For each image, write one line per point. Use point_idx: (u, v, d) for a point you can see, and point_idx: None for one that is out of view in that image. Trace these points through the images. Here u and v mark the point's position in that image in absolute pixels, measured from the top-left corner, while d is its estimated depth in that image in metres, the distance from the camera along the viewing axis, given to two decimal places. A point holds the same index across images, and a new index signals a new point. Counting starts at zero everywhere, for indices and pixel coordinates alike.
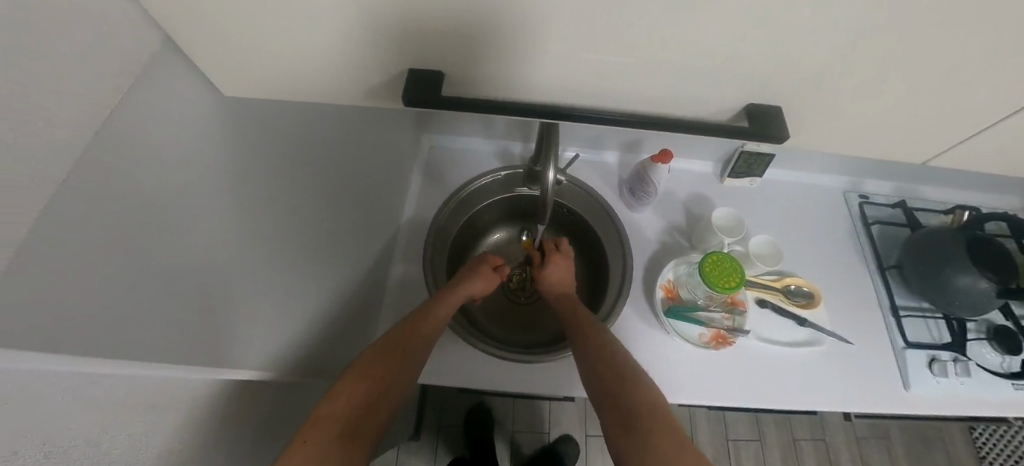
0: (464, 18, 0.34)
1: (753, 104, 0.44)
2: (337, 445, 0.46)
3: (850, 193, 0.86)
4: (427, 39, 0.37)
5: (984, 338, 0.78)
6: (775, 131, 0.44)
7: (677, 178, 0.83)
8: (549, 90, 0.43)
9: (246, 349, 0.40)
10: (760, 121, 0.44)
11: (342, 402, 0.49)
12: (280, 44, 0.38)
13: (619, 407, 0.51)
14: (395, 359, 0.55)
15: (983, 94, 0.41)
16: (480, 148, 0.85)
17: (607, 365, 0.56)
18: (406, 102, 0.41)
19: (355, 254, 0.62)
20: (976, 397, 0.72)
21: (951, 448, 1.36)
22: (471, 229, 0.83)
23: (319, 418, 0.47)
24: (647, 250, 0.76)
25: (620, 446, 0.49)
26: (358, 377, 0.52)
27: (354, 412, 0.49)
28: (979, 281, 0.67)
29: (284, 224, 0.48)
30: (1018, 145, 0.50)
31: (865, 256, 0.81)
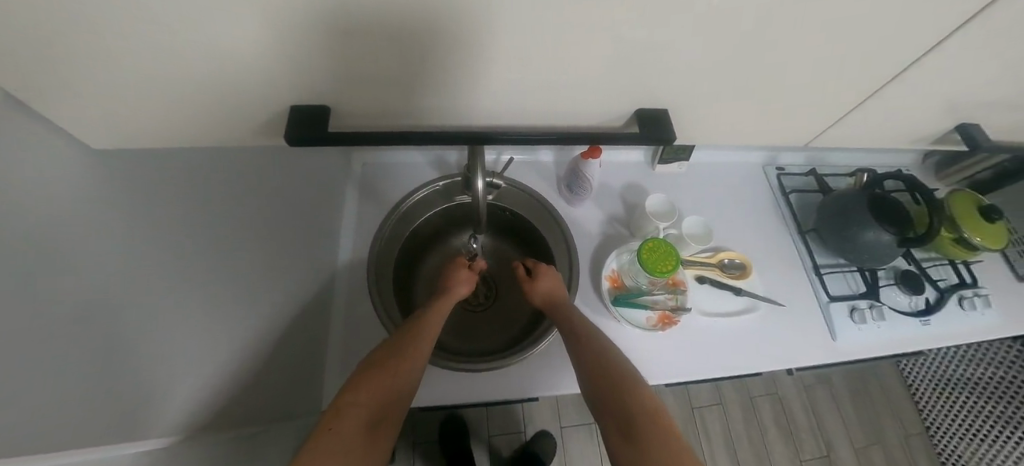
0: (353, 56, 0.33)
1: (643, 109, 0.46)
2: (362, 438, 0.46)
3: (768, 167, 0.93)
4: (318, 75, 0.35)
5: (892, 283, 0.87)
6: (664, 134, 0.46)
7: (612, 170, 0.85)
8: (452, 111, 0.43)
9: (156, 411, 0.37)
10: (650, 130, 0.46)
11: (364, 395, 0.50)
12: (155, 92, 0.34)
13: (616, 407, 0.53)
14: (401, 365, 0.55)
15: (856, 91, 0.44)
16: (414, 160, 0.83)
17: (598, 354, 0.59)
18: (291, 142, 0.39)
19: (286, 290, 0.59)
20: (891, 336, 0.81)
21: (883, 381, 1.52)
22: (416, 244, 0.81)
23: (339, 409, 0.47)
24: (591, 244, 0.78)
25: (617, 449, 0.50)
26: (380, 371, 0.53)
27: (375, 411, 0.49)
28: (881, 235, 0.76)
29: (197, 277, 0.44)
30: (889, 119, 0.56)
31: (787, 222, 0.88)
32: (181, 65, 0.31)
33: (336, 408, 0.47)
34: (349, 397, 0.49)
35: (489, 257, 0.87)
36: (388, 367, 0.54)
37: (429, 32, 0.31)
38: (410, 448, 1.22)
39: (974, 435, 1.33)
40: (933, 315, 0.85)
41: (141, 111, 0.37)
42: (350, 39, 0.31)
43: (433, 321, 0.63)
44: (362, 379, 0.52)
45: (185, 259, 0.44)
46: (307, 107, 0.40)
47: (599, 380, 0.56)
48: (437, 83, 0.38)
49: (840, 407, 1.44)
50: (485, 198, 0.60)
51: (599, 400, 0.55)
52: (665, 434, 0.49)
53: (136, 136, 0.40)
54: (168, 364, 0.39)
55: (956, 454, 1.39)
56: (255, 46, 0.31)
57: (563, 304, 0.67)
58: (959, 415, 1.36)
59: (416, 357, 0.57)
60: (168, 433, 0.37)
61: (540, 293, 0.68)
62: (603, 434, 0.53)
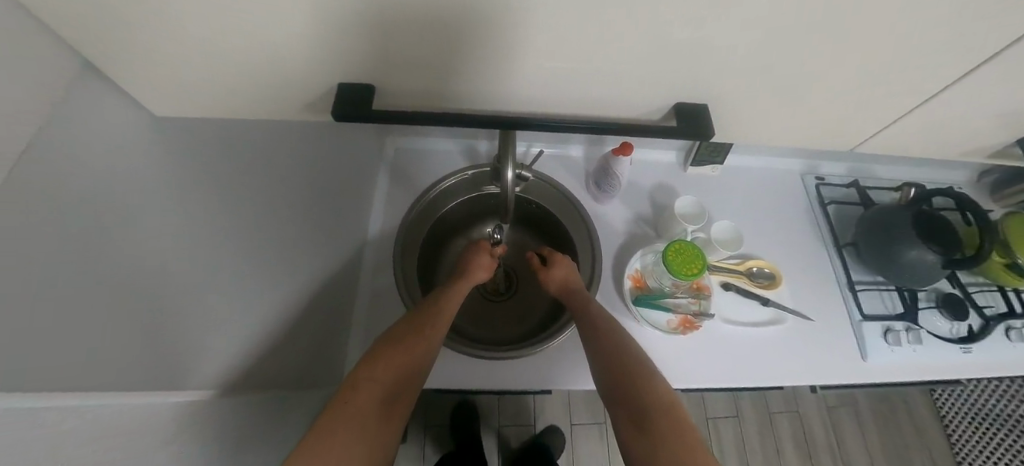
0: (405, 40, 0.34)
1: (683, 103, 0.45)
2: (375, 410, 0.48)
3: (807, 175, 0.89)
4: (369, 58, 0.37)
5: (933, 305, 0.83)
6: (703, 130, 0.46)
7: (641, 169, 0.84)
8: (496, 96, 0.44)
9: (201, 366, 0.40)
10: (688, 122, 0.46)
11: (379, 370, 0.51)
12: (219, 67, 0.37)
13: (631, 401, 0.52)
14: (415, 343, 0.56)
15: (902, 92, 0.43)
16: (445, 148, 0.84)
17: (615, 348, 0.58)
18: (337, 117, 0.41)
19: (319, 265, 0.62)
20: (927, 361, 0.77)
21: (914, 410, 1.44)
22: (441, 230, 0.83)
23: (356, 383, 0.49)
24: (615, 242, 0.77)
25: (630, 441, 0.50)
26: (396, 347, 0.54)
27: (390, 386, 0.51)
28: (926, 254, 0.72)
29: (243, 244, 0.47)
30: (947, 128, 0.53)
31: (823, 234, 0.84)
32: (246, 41, 0.33)
33: (354, 381, 0.49)
34: (366, 372, 0.50)
35: (511, 249, 0.88)
36: (405, 344, 0.55)
37: (482, 18, 0.31)
38: (421, 430, 1.25)
39: None
40: (976, 343, 0.80)
41: (205, 85, 0.39)
42: (406, 24, 0.32)
43: (450, 302, 0.65)
44: (378, 355, 0.53)
45: (232, 226, 0.46)
46: (356, 85, 0.41)
47: (615, 373, 0.56)
48: (484, 66, 0.38)
49: (864, 431, 1.38)
50: (514, 188, 0.61)
51: (614, 393, 0.55)
52: (679, 431, 0.48)
53: (197, 108, 0.43)
54: (213, 324, 0.42)
55: None
56: (314, 26, 0.32)
57: (580, 294, 0.67)
58: (995, 453, 1.28)
59: (431, 337, 0.59)
60: (210, 388, 0.40)
61: (555, 281, 0.69)
62: (616, 426, 0.53)
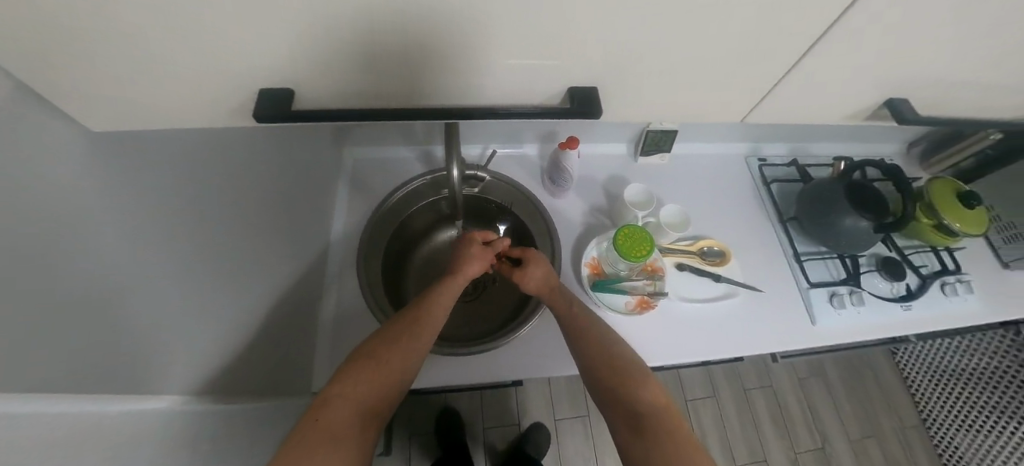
0: (361, 38, 0.32)
1: (575, 86, 0.41)
2: (348, 430, 0.46)
3: (750, 157, 0.95)
4: (323, 63, 0.35)
5: (874, 269, 0.88)
6: (590, 108, 0.41)
7: (594, 162, 0.88)
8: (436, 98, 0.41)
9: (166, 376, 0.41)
10: (580, 100, 0.41)
11: (351, 389, 0.50)
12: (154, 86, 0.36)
13: (623, 405, 0.54)
14: (389, 357, 0.54)
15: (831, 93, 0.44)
16: (403, 155, 0.87)
17: (603, 351, 0.60)
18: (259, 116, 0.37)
19: (285, 277, 0.63)
20: (872, 321, 0.83)
21: (879, 372, 1.53)
22: (405, 236, 0.84)
23: (330, 399, 0.48)
24: (573, 232, 0.80)
25: (627, 445, 0.53)
26: (369, 364, 0.52)
27: (364, 403, 0.49)
28: (859, 221, 0.77)
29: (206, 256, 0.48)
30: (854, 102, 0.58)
31: (768, 211, 0.89)
32: None
33: (323, 399, 0.48)
34: (340, 388, 0.50)
35: None
36: (376, 360, 0.53)
37: (431, 4, 0.28)
38: (406, 439, 1.24)
39: (972, 427, 1.33)
40: (915, 300, 0.86)
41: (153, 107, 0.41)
42: (355, 20, 0.30)
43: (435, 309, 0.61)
44: (352, 370, 0.52)
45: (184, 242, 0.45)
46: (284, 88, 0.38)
47: (605, 376, 0.57)
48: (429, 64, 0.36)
49: (835, 399, 1.45)
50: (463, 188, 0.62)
51: (606, 396, 0.57)
52: (672, 433, 0.51)
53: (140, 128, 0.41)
54: (186, 337, 0.43)
55: (954, 446, 1.39)
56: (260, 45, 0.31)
57: (558, 292, 0.67)
58: (954, 406, 1.37)
59: (409, 347, 0.56)
60: (178, 393, 0.41)
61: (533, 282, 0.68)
62: (613, 429, 0.55)
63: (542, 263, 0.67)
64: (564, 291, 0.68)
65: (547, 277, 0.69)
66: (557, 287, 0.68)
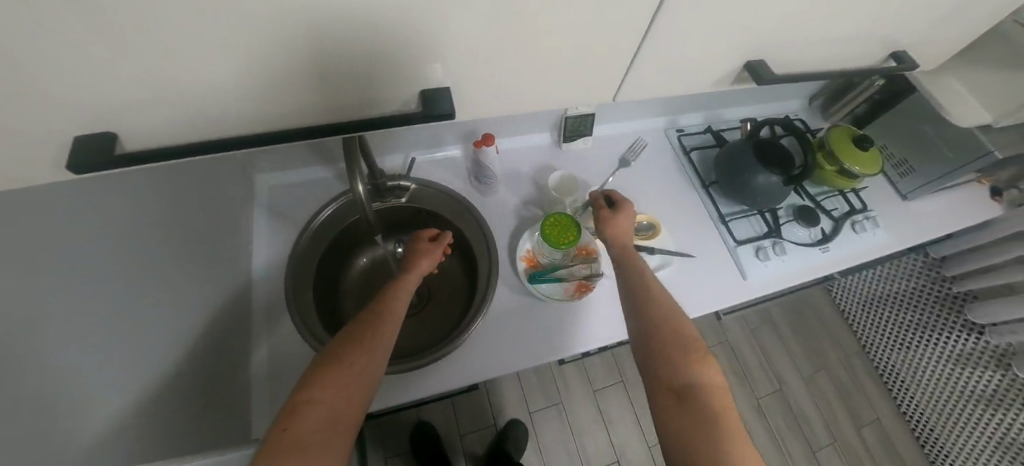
0: (306, 45, 0.27)
1: (428, 87, 0.35)
2: (320, 439, 0.44)
3: (669, 129, 0.99)
4: (259, 78, 0.28)
5: (792, 219, 0.95)
6: (444, 109, 0.35)
7: (519, 155, 0.88)
8: (298, 114, 0.34)
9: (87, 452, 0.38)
10: (431, 103, 0.35)
11: (323, 395, 0.46)
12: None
13: (673, 372, 0.50)
14: (359, 355, 0.50)
15: (707, 58, 0.45)
16: (322, 176, 0.83)
17: (661, 309, 0.56)
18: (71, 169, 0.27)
19: (207, 324, 0.58)
20: (796, 268, 0.89)
21: (821, 310, 1.66)
22: (336, 258, 0.81)
23: (296, 406, 0.45)
24: (507, 228, 0.80)
25: (667, 414, 0.48)
26: (336, 367, 0.48)
27: (337, 409, 0.46)
28: (770, 177, 0.83)
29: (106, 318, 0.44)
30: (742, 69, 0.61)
31: (691, 179, 0.93)
32: None
33: (292, 408, 0.45)
34: (307, 393, 0.46)
35: None
36: (342, 359, 0.49)
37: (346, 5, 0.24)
38: (382, 463, 1.21)
39: (903, 344, 1.47)
40: (830, 242, 0.93)
41: None
42: (319, 25, 0.25)
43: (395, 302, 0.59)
44: (317, 375, 0.48)
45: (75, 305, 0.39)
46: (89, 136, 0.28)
47: (657, 336, 0.53)
48: (314, 73, 0.30)
49: (786, 342, 1.56)
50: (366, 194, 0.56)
51: (650, 358, 0.52)
52: (721, 412, 0.46)
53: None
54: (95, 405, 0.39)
55: (890, 365, 1.54)
56: (208, 71, 0.26)
57: (629, 248, 0.66)
58: (884, 329, 1.51)
59: (376, 344, 0.52)
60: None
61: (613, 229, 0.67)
62: (651, 395, 0.51)
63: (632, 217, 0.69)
64: (633, 251, 0.67)
65: (622, 233, 0.69)
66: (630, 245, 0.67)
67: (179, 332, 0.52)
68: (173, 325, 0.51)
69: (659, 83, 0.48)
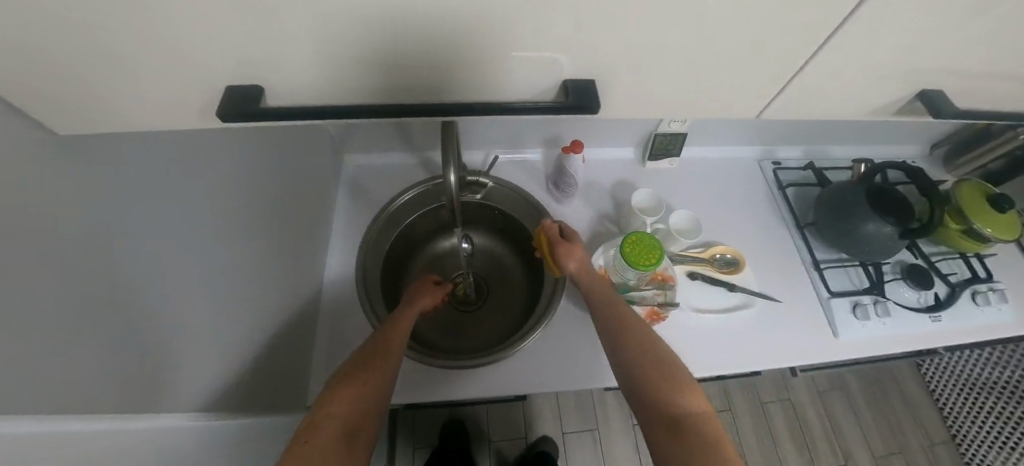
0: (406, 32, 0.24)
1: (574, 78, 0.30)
2: (341, 444, 0.43)
3: (764, 160, 0.92)
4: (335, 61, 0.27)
5: (898, 277, 0.84)
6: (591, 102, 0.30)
7: (600, 166, 0.86)
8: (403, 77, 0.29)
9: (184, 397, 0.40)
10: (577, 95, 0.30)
11: (342, 405, 0.47)
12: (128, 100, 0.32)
13: (663, 410, 0.50)
14: (370, 370, 0.52)
15: (905, 91, 0.36)
16: (404, 162, 0.85)
17: (645, 345, 0.55)
18: (225, 117, 0.27)
19: (286, 288, 0.60)
20: (901, 334, 0.77)
21: (903, 384, 1.47)
22: (406, 243, 0.82)
23: (317, 421, 0.45)
24: (578, 239, 0.78)
25: (662, 448, 0.48)
26: (353, 381, 0.49)
27: (354, 416, 0.46)
28: (882, 227, 0.74)
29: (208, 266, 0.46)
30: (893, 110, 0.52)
31: (785, 216, 0.85)
32: None
33: (311, 421, 0.44)
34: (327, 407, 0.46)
35: (480, 257, 0.87)
36: (358, 375, 0.50)
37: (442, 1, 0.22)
38: (410, 454, 1.21)
39: (1005, 443, 1.26)
40: (944, 311, 0.81)
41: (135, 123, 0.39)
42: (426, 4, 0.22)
43: (402, 325, 0.61)
44: (334, 392, 0.48)
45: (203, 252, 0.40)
46: None
47: (641, 370, 0.53)
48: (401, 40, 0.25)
49: (857, 415, 1.41)
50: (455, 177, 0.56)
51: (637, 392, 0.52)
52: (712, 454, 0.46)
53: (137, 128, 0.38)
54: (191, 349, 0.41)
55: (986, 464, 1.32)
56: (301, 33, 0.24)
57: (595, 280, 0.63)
58: (986, 421, 1.30)
59: (388, 363, 0.54)
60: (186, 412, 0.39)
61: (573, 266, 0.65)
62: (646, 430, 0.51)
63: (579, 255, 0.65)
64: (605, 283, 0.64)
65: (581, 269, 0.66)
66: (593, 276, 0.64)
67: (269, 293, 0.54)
68: (259, 286, 0.53)
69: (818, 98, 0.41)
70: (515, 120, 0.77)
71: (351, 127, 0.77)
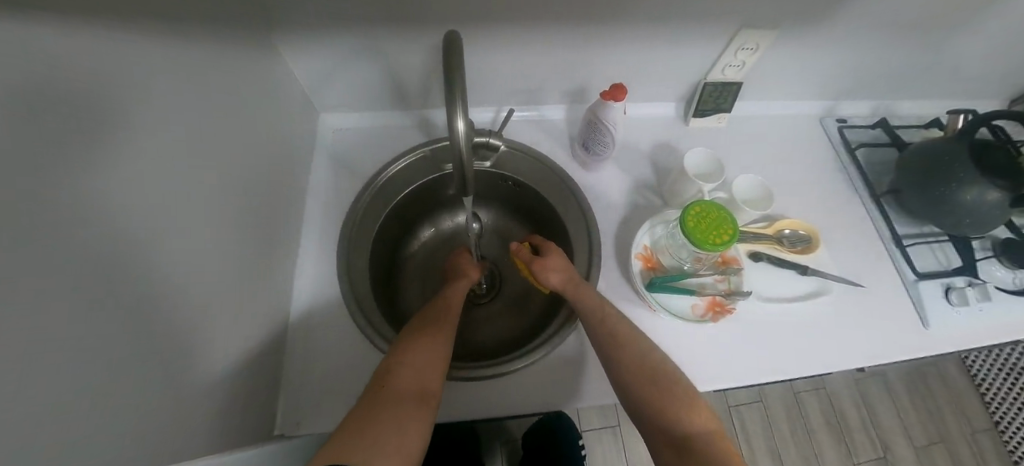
0: None
1: None
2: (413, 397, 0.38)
3: (826, 118, 0.77)
4: None
5: (990, 255, 0.70)
6: None
7: (635, 127, 0.70)
8: None
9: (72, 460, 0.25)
10: None
11: (414, 356, 0.42)
12: None
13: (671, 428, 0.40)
14: (441, 327, 0.47)
15: None
16: (395, 124, 0.69)
17: (640, 353, 0.45)
18: None
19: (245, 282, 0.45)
20: (1003, 323, 0.63)
21: (942, 370, 1.37)
22: (401, 224, 0.67)
23: (387, 369, 0.41)
24: (615, 214, 0.63)
25: None
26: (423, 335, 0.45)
27: (428, 372, 0.41)
28: (988, 192, 0.59)
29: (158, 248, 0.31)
30: None
31: (855, 183, 0.71)
32: None
33: (386, 368, 0.41)
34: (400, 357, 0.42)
35: (490, 240, 0.72)
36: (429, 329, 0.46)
37: None
38: None
39: None
40: None
41: None
42: None
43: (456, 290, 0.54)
44: (405, 344, 0.44)
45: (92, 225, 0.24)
46: None
47: (642, 383, 0.43)
48: None
49: (897, 404, 1.30)
50: (464, 128, 0.41)
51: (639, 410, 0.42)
52: None
53: None
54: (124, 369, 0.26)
55: None
56: None
57: (580, 286, 0.51)
58: None
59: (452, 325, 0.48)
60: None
61: (552, 273, 0.52)
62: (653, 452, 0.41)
63: (559, 264, 0.53)
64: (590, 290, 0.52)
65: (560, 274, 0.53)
66: (575, 281, 0.51)
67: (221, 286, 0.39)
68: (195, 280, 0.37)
69: None
70: (534, 66, 0.61)
71: (330, 75, 0.61)
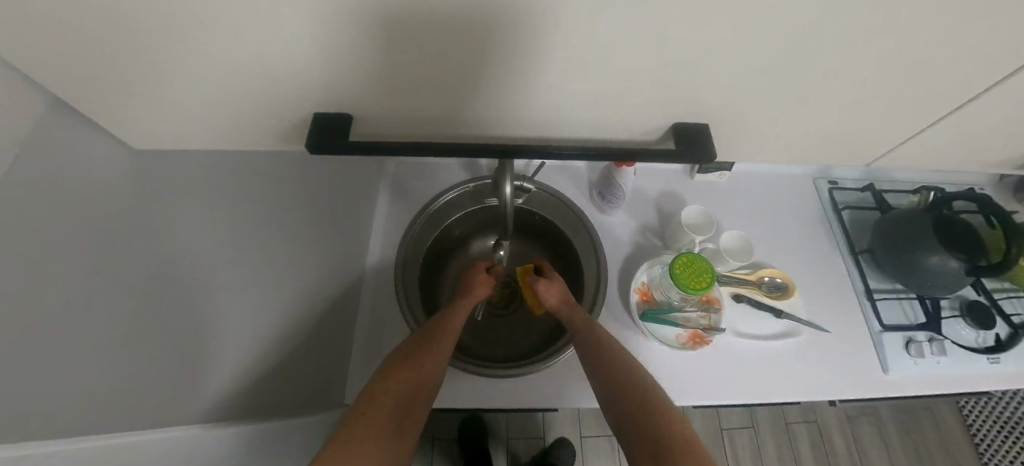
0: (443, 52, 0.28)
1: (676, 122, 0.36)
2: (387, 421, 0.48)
3: (819, 179, 0.87)
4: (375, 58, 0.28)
5: (957, 314, 0.78)
6: (703, 151, 0.37)
7: (646, 177, 0.83)
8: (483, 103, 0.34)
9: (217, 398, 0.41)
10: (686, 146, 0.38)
11: (393, 385, 0.51)
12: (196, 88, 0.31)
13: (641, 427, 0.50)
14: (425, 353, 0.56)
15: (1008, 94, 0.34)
16: (445, 161, 0.84)
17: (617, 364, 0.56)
18: (314, 148, 0.35)
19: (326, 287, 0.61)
20: (955, 375, 0.73)
21: (938, 415, 1.41)
22: (444, 243, 0.82)
23: (372, 395, 0.50)
24: (620, 252, 0.76)
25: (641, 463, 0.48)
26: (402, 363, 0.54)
27: (403, 395, 0.51)
28: (948, 261, 0.68)
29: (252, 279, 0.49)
30: (977, 148, 0.47)
31: (837, 240, 0.82)
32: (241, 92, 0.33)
33: (369, 395, 0.50)
34: (380, 385, 0.51)
35: (516, 262, 0.86)
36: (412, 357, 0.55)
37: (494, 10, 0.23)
38: (428, 443, 1.23)
39: None
40: (1005, 353, 0.75)
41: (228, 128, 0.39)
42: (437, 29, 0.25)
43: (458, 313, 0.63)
44: (390, 372, 0.53)
45: (139, 284, 0.37)
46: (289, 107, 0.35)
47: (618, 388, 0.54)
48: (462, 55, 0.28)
49: (887, 443, 1.36)
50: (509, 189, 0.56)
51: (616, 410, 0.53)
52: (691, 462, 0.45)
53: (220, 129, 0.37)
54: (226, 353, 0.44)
55: None
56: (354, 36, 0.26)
57: (574, 307, 0.64)
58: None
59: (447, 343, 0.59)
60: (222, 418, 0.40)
61: (551, 294, 0.66)
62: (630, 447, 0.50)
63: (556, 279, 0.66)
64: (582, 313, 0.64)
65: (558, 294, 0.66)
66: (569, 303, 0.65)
67: (292, 301, 0.52)
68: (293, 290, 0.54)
69: (896, 128, 0.40)
70: None
71: None
